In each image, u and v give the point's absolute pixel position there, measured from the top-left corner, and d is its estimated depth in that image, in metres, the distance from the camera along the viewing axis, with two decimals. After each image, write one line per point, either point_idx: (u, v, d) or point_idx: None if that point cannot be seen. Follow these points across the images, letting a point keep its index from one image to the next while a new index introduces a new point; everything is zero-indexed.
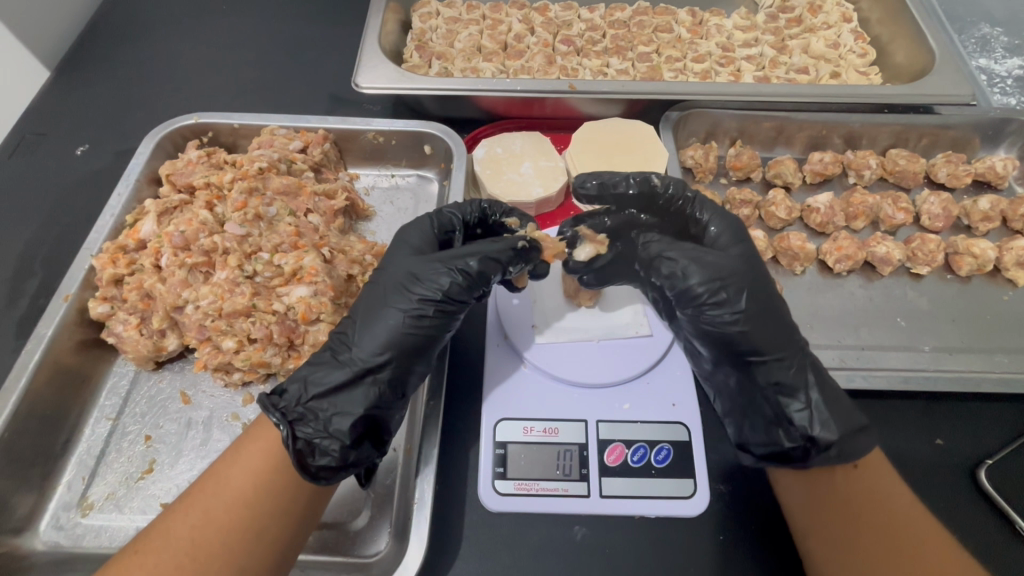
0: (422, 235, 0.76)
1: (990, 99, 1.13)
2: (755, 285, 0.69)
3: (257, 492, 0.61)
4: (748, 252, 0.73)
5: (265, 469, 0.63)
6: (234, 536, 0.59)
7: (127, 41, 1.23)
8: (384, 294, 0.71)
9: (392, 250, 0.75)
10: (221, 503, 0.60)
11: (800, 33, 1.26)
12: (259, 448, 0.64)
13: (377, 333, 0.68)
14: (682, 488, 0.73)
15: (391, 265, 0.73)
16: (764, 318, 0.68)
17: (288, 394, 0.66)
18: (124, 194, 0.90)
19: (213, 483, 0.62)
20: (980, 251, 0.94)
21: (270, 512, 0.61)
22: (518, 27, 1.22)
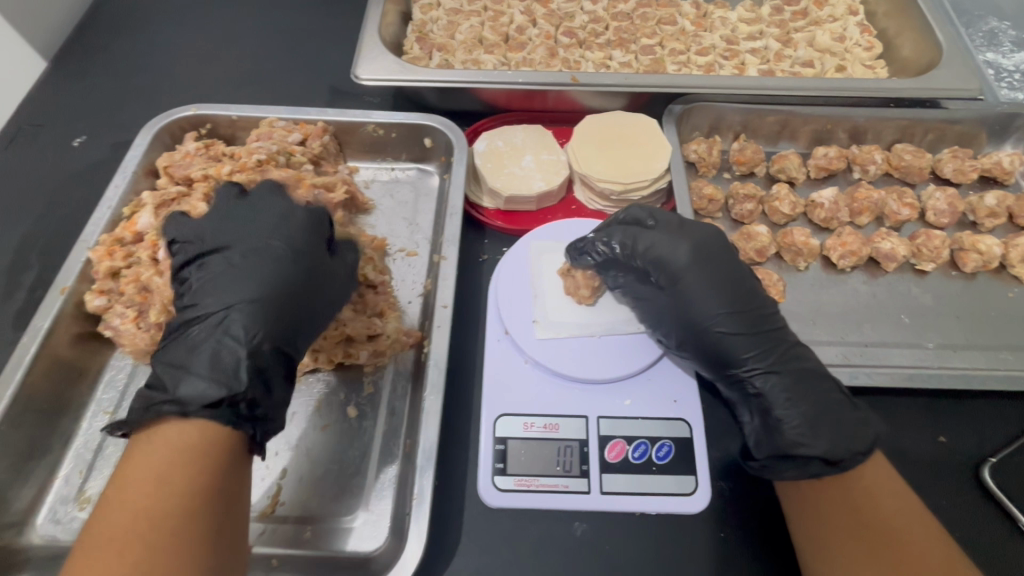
0: (318, 217, 0.75)
1: (997, 94, 1.12)
2: (698, 314, 0.75)
3: (159, 498, 0.51)
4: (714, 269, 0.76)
5: (160, 473, 0.52)
6: (167, 550, 0.50)
7: (124, 32, 1.21)
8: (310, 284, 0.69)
9: (284, 228, 0.71)
10: (126, 526, 0.50)
11: (805, 26, 1.24)
12: (143, 459, 0.53)
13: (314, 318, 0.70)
14: (684, 484, 0.72)
15: (300, 246, 0.70)
16: (736, 339, 0.74)
17: (249, 392, 0.60)
18: (120, 186, 0.89)
19: (108, 514, 0.51)
20: (986, 248, 0.93)
21: (191, 506, 0.52)
22: (520, 19, 1.21)
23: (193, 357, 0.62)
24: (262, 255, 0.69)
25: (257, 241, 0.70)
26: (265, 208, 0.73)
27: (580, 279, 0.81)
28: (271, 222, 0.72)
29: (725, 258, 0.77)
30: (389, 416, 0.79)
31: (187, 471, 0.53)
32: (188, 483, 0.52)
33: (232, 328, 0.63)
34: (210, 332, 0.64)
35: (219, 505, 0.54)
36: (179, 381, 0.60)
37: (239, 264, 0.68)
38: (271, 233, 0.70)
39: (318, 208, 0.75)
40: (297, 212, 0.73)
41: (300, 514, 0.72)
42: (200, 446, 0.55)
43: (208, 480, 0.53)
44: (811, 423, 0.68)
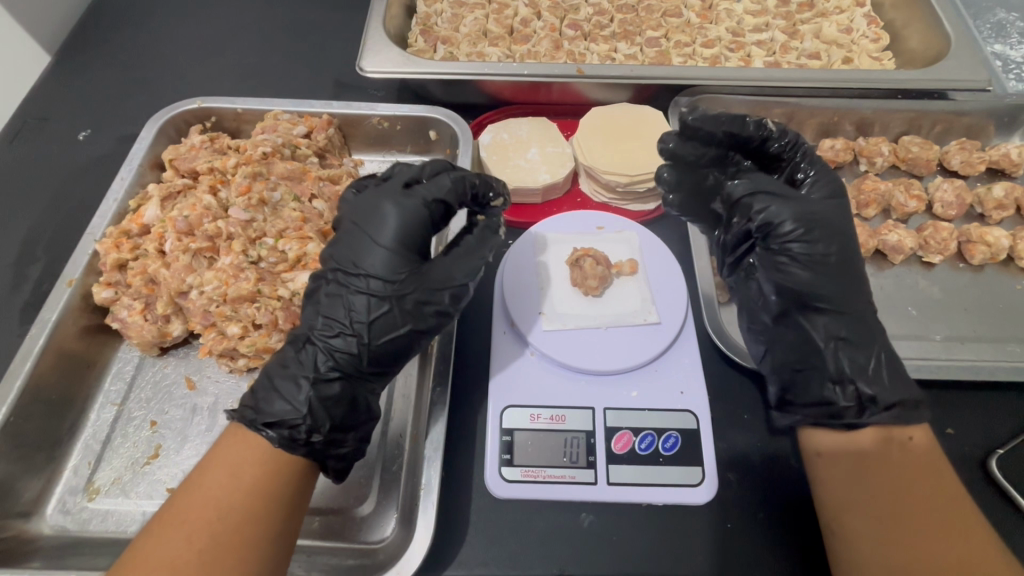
0: (410, 230, 0.70)
1: (1004, 86, 1.12)
2: (833, 240, 0.71)
3: (230, 491, 0.59)
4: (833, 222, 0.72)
5: (234, 467, 0.61)
6: (229, 538, 0.57)
7: (128, 26, 1.21)
8: (387, 312, 0.68)
9: (372, 249, 0.69)
10: (200, 509, 0.58)
11: (812, 18, 1.23)
12: (226, 450, 0.62)
13: (389, 341, 0.68)
14: (691, 475, 0.72)
15: (386, 274, 0.68)
16: (841, 277, 0.71)
17: (307, 419, 0.63)
18: (126, 178, 0.89)
19: (186, 495, 0.59)
20: (994, 240, 0.92)
21: (254, 505, 0.59)
22: (525, 11, 1.20)
23: (278, 376, 0.65)
24: (349, 283, 0.69)
25: (345, 263, 0.70)
26: (366, 211, 0.71)
27: (587, 271, 0.82)
28: (361, 241, 0.70)
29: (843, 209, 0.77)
30: (398, 407, 0.80)
31: (257, 471, 0.60)
32: (255, 482, 0.60)
33: (312, 354, 0.66)
34: (295, 353, 0.67)
35: (281, 512, 0.60)
36: (259, 398, 0.65)
37: (331, 284, 0.70)
38: (358, 256, 0.69)
39: (411, 222, 0.70)
40: (387, 230, 0.70)
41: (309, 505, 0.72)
42: (275, 456, 0.62)
43: (274, 485, 0.61)
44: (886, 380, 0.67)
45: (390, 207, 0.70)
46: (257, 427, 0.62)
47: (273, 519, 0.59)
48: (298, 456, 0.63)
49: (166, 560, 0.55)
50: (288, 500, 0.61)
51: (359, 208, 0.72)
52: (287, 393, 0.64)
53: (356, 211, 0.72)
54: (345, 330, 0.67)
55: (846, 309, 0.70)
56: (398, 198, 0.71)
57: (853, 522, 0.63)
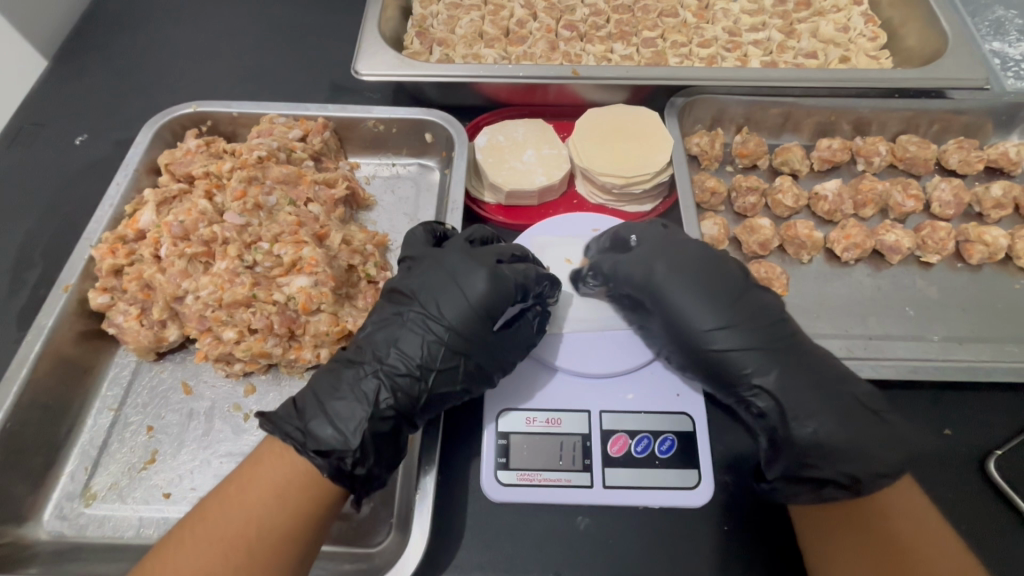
0: (498, 300, 0.70)
1: (1003, 84, 1.11)
2: (704, 301, 0.72)
3: (274, 511, 0.59)
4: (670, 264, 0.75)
5: (281, 488, 0.61)
6: (265, 560, 0.57)
7: (124, 30, 1.21)
8: (451, 366, 0.69)
9: (459, 305, 0.70)
10: (241, 526, 0.58)
11: (809, 17, 1.23)
12: (270, 466, 0.62)
13: (443, 398, 0.69)
14: (687, 478, 0.72)
15: (462, 333, 0.69)
16: (732, 338, 0.70)
17: (358, 451, 0.62)
18: (122, 183, 0.89)
19: (225, 508, 0.59)
20: (992, 239, 0.92)
21: (295, 529, 0.59)
22: (521, 12, 1.20)
23: (334, 398, 0.65)
24: (428, 329, 0.69)
25: (429, 307, 0.70)
26: (460, 270, 0.72)
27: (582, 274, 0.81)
28: (450, 292, 0.70)
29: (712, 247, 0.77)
30: None
31: (302, 496, 0.61)
32: (299, 507, 0.60)
33: (376, 387, 0.66)
34: (357, 380, 0.67)
35: (317, 537, 0.61)
36: (313, 417, 0.64)
37: (408, 323, 0.70)
38: (442, 303, 0.70)
39: (502, 294, 0.70)
40: (478, 291, 0.70)
41: None
42: (324, 483, 0.62)
43: (317, 511, 0.61)
44: (828, 437, 0.65)
45: (487, 273, 0.70)
46: (308, 450, 0.62)
47: (308, 545, 0.60)
48: (340, 486, 0.62)
49: (200, 572, 0.56)
50: (324, 526, 0.62)
51: (458, 262, 0.73)
52: (342, 420, 0.64)
53: (452, 264, 0.72)
54: (412, 375, 0.68)
55: (761, 376, 0.69)
56: (497, 268, 0.71)
57: (838, 552, 0.63)
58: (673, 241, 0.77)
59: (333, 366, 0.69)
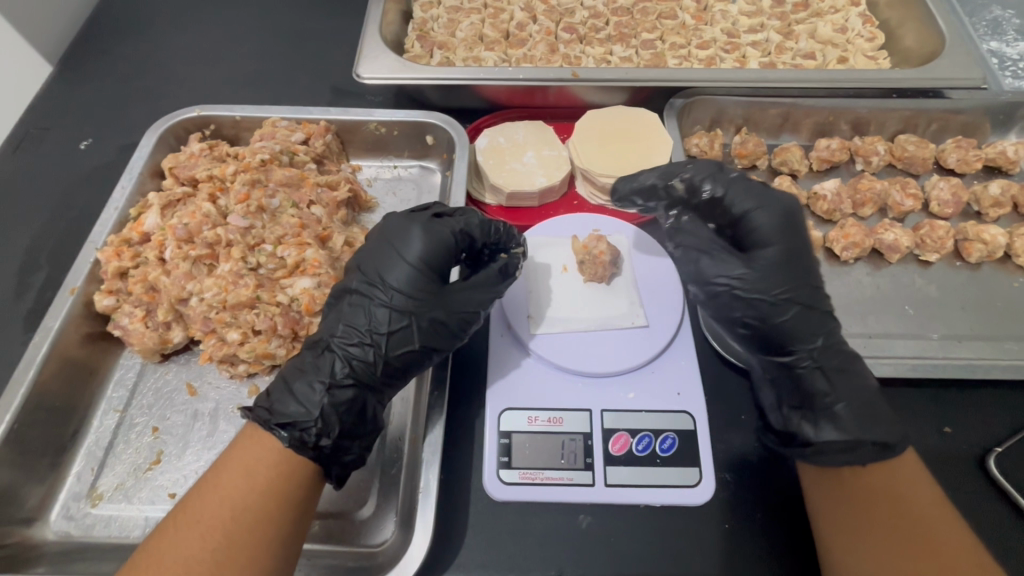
0: (436, 252, 0.73)
1: (1000, 83, 1.12)
2: (798, 285, 0.73)
3: (246, 492, 0.60)
4: (789, 240, 0.75)
5: (251, 468, 0.61)
6: (242, 539, 0.57)
7: (127, 36, 1.22)
8: (403, 327, 0.70)
9: (399, 266, 0.72)
10: (216, 510, 0.58)
11: (807, 18, 1.23)
12: (248, 448, 0.63)
13: (403, 355, 0.70)
14: (688, 476, 0.72)
15: (405, 292, 0.71)
16: (792, 315, 0.73)
17: (318, 422, 0.64)
18: (127, 187, 0.90)
19: (200, 495, 0.60)
20: (991, 237, 0.93)
21: (269, 506, 0.60)
22: (521, 15, 1.21)
23: (295, 378, 0.68)
24: (372, 295, 0.71)
25: (370, 275, 0.73)
26: (392, 237, 0.74)
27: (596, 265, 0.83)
28: (388, 258, 0.73)
29: (801, 233, 0.76)
30: (397, 412, 0.80)
31: (271, 474, 0.61)
32: (269, 485, 0.60)
33: (330, 360, 0.68)
34: (314, 358, 0.69)
35: (293, 513, 0.61)
36: (276, 399, 0.66)
37: (355, 296, 0.72)
38: (382, 270, 0.72)
39: (437, 245, 0.73)
40: (414, 249, 0.73)
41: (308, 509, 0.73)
42: (291, 459, 0.63)
43: (289, 487, 0.61)
44: (852, 425, 0.67)
45: (418, 231, 0.73)
46: (270, 426, 0.63)
47: (286, 521, 0.60)
48: (307, 460, 0.63)
49: (181, 559, 0.56)
50: (300, 505, 0.62)
51: (391, 225, 0.76)
52: (302, 396, 0.66)
53: (385, 231, 0.75)
54: (363, 339, 0.69)
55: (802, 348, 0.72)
56: (427, 224, 0.74)
57: (855, 541, 0.62)
58: (771, 215, 0.75)
59: (304, 344, 0.72)
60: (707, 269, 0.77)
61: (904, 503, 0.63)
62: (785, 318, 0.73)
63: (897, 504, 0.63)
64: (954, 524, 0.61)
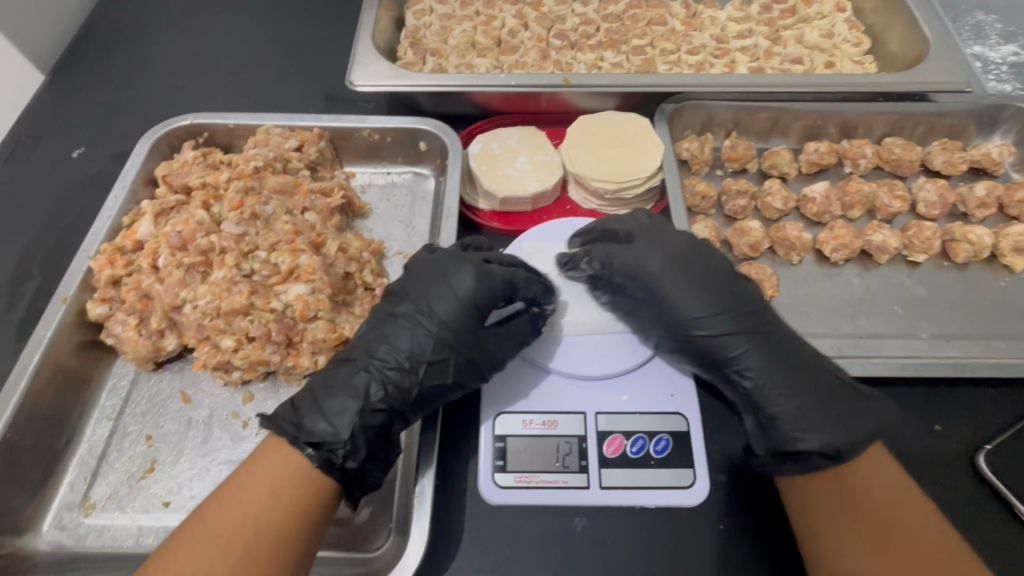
0: (488, 294, 0.72)
1: (984, 86, 1.14)
2: (716, 302, 0.74)
3: (269, 508, 0.59)
4: (687, 264, 0.76)
5: (275, 484, 0.61)
6: (262, 555, 0.57)
7: (120, 45, 1.23)
8: (441, 361, 0.71)
9: (448, 300, 0.72)
10: (237, 526, 0.58)
11: (794, 24, 1.26)
12: (269, 464, 0.63)
13: (435, 389, 0.71)
14: (682, 477, 0.73)
15: (451, 329, 0.71)
16: (721, 326, 0.73)
17: (347, 445, 0.64)
18: (120, 195, 0.90)
19: (219, 509, 0.59)
20: (977, 238, 0.94)
21: (291, 523, 0.60)
22: (512, 22, 1.22)
23: (327, 394, 0.67)
24: (418, 324, 0.71)
25: (419, 305, 0.72)
26: (447, 273, 0.73)
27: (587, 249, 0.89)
28: (439, 291, 0.72)
29: (702, 255, 0.77)
30: None
31: (296, 492, 0.61)
32: (292, 502, 0.60)
33: (367, 381, 0.68)
34: (348, 376, 0.69)
35: (311, 531, 0.61)
36: (305, 413, 0.66)
37: (398, 320, 0.72)
38: (433, 301, 0.72)
39: (491, 289, 0.72)
40: (466, 287, 0.72)
41: None
42: (316, 476, 0.63)
43: (310, 504, 0.62)
44: (810, 416, 0.68)
45: (472, 270, 0.72)
46: (300, 444, 0.63)
47: (303, 538, 0.60)
48: (331, 481, 0.63)
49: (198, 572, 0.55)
50: (318, 524, 0.62)
51: (447, 258, 0.75)
52: (332, 415, 0.66)
53: (442, 264, 0.74)
54: (401, 368, 0.70)
55: (749, 360, 0.72)
56: (484, 264, 0.73)
57: (831, 534, 0.63)
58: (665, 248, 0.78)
59: (338, 359, 0.72)
60: (648, 325, 0.79)
61: (884, 501, 0.63)
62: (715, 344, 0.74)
63: (878, 501, 0.63)
64: (936, 523, 0.61)
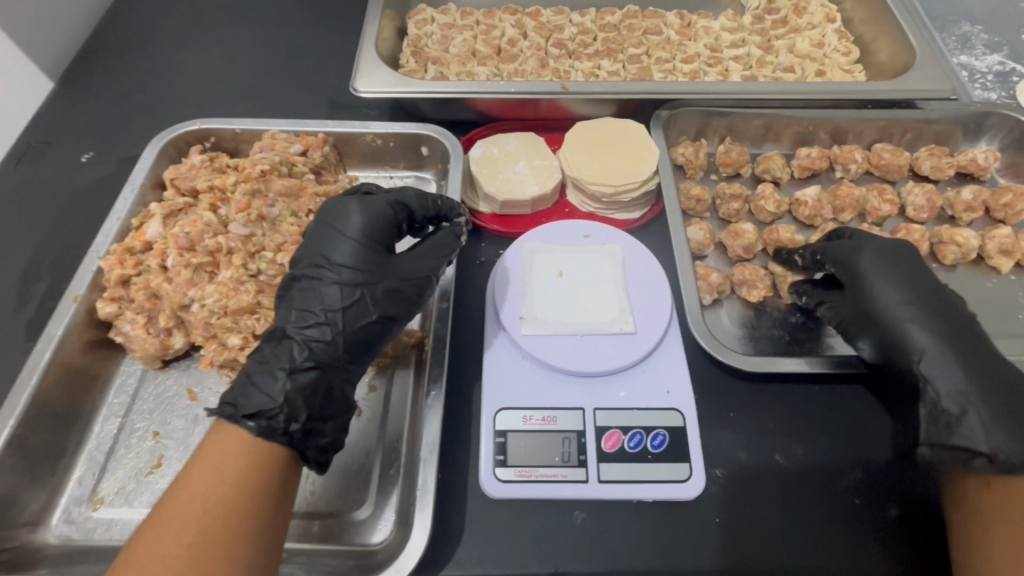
0: (375, 225, 0.79)
1: (970, 94, 1.17)
2: (921, 297, 0.78)
3: (216, 487, 0.60)
4: (896, 267, 0.81)
5: (220, 463, 0.61)
6: (219, 531, 0.57)
7: (128, 53, 1.26)
8: (358, 300, 0.73)
9: (341, 243, 0.76)
10: (188, 505, 0.58)
11: (785, 34, 1.29)
12: (217, 445, 0.63)
13: (362, 327, 0.73)
14: (679, 471, 0.75)
15: (354, 266, 0.75)
16: (931, 323, 0.76)
17: (285, 408, 0.65)
18: (129, 198, 0.92)
19: (172, 496, 0.59)
20: (964, 240, 0.97)
21: (244, 497, 0.60)
22: (512, 32, 1.26)
23: (257, 369, 0.68)
24: (321, 275, 0.75)
25: (316, 257, 0.76)
26: (329, 219, 0.78)
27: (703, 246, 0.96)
28: (331, 240, 0.77)
29: (909, 258, 0.82)
30: (394, 414, 0.82)
31: (242, 464, 0.61)
32: (240, 476, 0.61)
33: (288, 347, 0.70)
34: (274, 348, 0.70)
35: (269, 502, 0.61)
36: (237, 393, 0.66)
37: (303, 279, 0.75)
38: (327, 249, 0.76)
39: (375, 218, 0.79)
40: (354, 225, 0.77)
41: (307, 509, 0.75)
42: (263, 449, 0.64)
43: (262, 477, 0.62)
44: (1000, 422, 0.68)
45: (354, 208, 0.78)
46: (238, 419, 0.64)
47: (260, 510, 0.60)
48: (278, 446, 0.64)
49: (158, 559, 0.55)
50: (274, 494, 0.62)
51: (327, 209, 0.80)
52: (266, 386, 0.67)
53: (323, 215, 0.79)
54: (318, 319, 0.71)
55: (948, 352, 0.74)
56: (361, 201, 0.79)
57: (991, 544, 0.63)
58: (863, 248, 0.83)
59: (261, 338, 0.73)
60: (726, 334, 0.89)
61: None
62: (905, 327, 0.77)
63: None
64: None
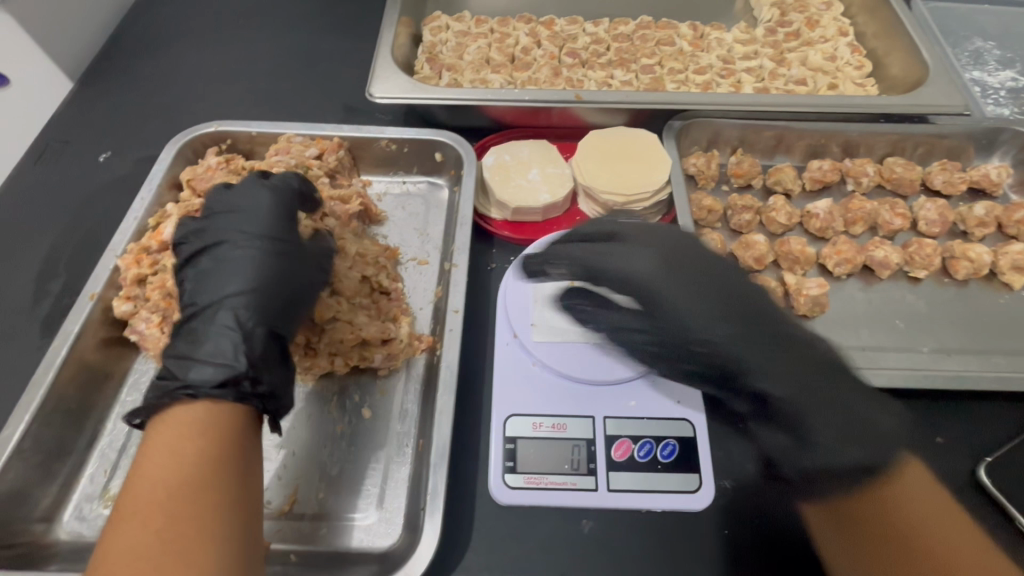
0: (282, 203, 0.79)
1: (983, 110, 1.17)
2: (737, 317, 0.68)
3: (175, 468, 0.54)
4: (705, 281, 0.69)
5: (177, 444, 0.56)
6: (187, 511, 0.52)
7: (147, 55, 1.27)
8: (285, 267, 0.73)
9: (255, 219, 0.75)
10: (148, 491, 0.52)
11: (798, 47, 1.30)
12: (170, 431, 0.58)
13: (298, 291, 0.73)
14: (689, 482, 0.74)
15: (275, 239, 0.75)
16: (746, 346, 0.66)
17: (248, 371, 0.63)
18: (146, 198, 0.93)
19: (130, 488, 0.53)
20: (977, 255, 0.96)
21: (208, 473, 0.55)
22: (526, 40, 1.27)
23: (195, 345, 0.65)
24: (241, 250, 0.73)
25: (231, 237, 0.74)
26: (234, 202, 0.77)
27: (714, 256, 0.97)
28: (241, 218, 0.75)
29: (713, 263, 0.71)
30: (403, 418, 0.82)
31: (203, 442, 0.57)
32: (200, 453, 0.56)
33: (224, 318, 0.67)
34: (208, 321, 0.67)
35: (236, 475, 0.57)
36: (183, 368, 0.63)
37: (222, 258, 0.72)
38: (241, 228, 0.74)
39: (280, 196, 0.79)
40: (261, 201, 0.77)
41: (315, 511, 0.75)
42: (225, 419, 0.60)
43: (221, 451, 0.57)
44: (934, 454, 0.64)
45: (258, 188, 0.78)
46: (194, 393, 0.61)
47: (226, 484, 0.55)
48: (246, 410, 0.63)
49: (126, 552, 0.49)
50: (239, 469, 0.57)
51: (222, 195, 0.78)
52: (210, 356, 0.64)
53: (220, 201, 0.77)
54: (251, 288, 0.70)
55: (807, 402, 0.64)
56: (263, 183, 0.79)
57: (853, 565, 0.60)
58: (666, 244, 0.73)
59: (175, 333, 0.69)
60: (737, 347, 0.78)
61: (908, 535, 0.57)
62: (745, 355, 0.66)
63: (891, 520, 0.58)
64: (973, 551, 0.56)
